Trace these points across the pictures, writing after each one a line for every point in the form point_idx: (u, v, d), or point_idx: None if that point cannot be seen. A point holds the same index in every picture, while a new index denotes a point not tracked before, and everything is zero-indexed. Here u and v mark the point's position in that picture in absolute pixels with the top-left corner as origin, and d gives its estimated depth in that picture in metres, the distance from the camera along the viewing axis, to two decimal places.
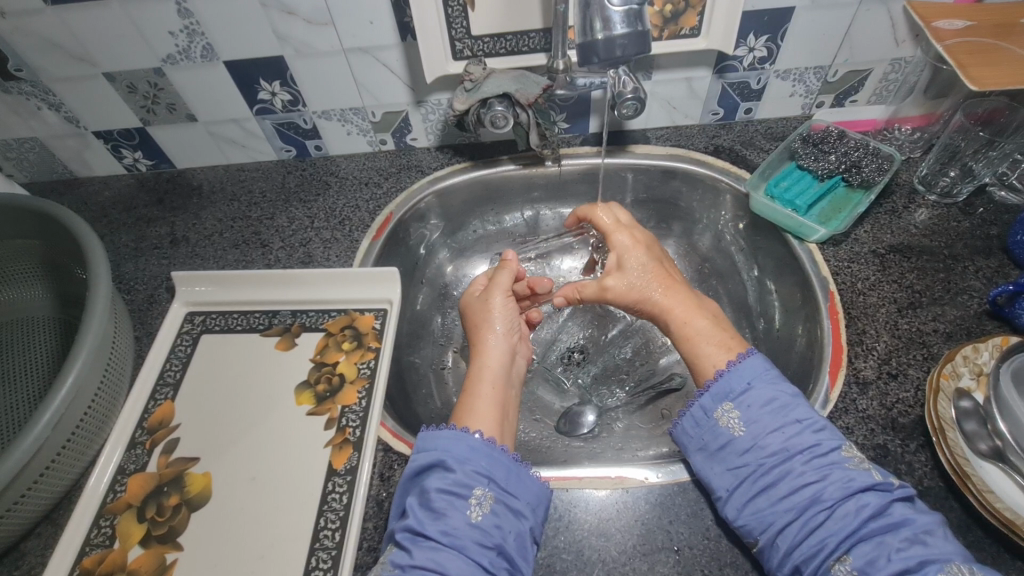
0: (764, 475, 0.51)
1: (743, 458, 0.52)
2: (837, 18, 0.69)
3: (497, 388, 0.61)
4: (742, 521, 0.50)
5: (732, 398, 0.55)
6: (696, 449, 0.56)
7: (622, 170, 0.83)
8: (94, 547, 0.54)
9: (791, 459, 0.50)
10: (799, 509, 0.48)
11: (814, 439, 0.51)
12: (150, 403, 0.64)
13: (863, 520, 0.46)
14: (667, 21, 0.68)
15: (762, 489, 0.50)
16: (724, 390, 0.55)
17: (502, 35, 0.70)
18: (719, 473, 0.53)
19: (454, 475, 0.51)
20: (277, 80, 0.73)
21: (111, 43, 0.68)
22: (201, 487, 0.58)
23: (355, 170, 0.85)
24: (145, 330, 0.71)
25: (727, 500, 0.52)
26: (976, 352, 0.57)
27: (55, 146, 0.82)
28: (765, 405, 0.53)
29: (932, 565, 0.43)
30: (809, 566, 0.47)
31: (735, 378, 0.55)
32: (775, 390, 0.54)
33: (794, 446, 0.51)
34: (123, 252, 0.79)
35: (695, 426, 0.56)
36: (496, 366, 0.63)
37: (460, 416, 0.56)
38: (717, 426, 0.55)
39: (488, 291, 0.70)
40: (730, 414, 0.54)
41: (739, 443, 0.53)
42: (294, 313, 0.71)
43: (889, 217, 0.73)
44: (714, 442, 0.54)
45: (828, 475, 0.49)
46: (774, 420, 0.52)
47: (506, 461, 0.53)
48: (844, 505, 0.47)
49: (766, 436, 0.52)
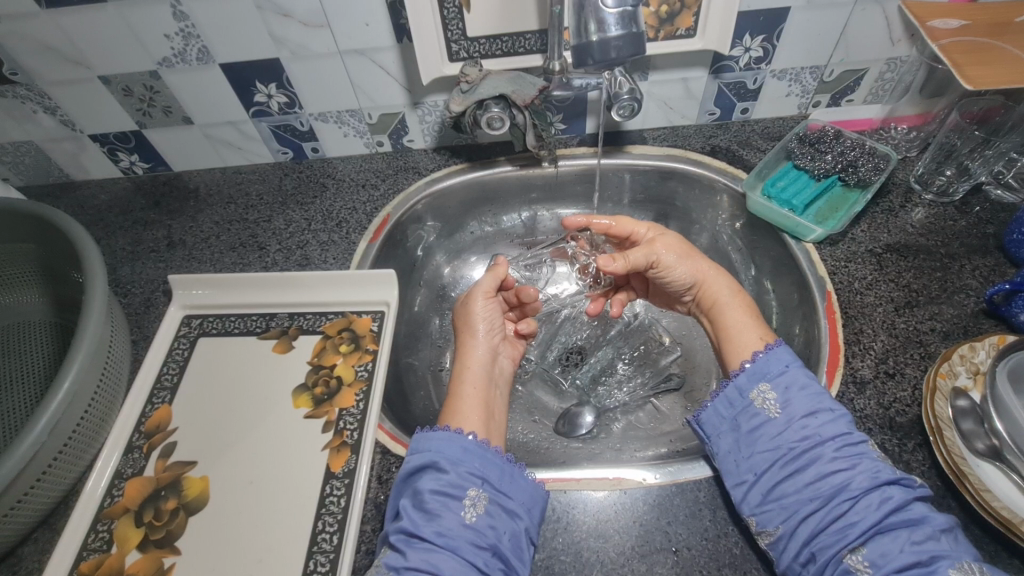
0: (794, 459, 0.51)
1: (775, 441, 0.52)
2: (833, 17, 0.69)
3: (478, 390, 0.60)
4: (766, 506, 0.50)
5: (770, 380, 0.55)
6: (725, 430, 0.55)
7: (619, 170, 0.83)
8: (92, 552, 0.54)
9: (822, 445, 0.50)
10: (825, 497, 0.49)
11: (846, 428, 0.51)
12: (147, 407, 0.64)
13: (885, 513, 0.46)
14: (663, 21, 0.68)
15: (790, 475, 0.51)
16: (761, 370, 0.56)
17: (498, 37, 0.69)
18: (747, 456, 0.53)
19: (447, 476, 0.51)
20: (274, 83, 0.73)
21: (106, 47, 0.68)
22: (200, 490, 0.58)
23: (352, 172, 0.85)
24: (143, 333, 0.71)
25: (753, 484, 0.52)
26: (973, 351, 0.57)
27: (50, 149, 0.82)
28: (802, 389, 0.54)
29: (943, 560, 0.44)
30: (824, 556, 0.47)
31: (773, 361, 0.56)
32: (810, 376, 0.55)
33: (826, 433, 0.51)
34: (120, 256, 0.79)
35: (727, 407, 0.56)
36: (478, 367, 0.63)
37: (456, 417, 0.56)
38: (751, 407, 0.55)
39: (470, 295, 0.69)
40: (766, 395, 0.54)
41: (773, 425, 0.53)
42: (292, 315, 0.71)
43: (885, 216, 0.73)
44: (747, 423, 0.54)
45: (857, 464, 0.49)
46: (809, 405, 0.53)
47: (499, 462, 0.53)
48: (869, 495, 0.47)
49: (801, 420, 0.52)
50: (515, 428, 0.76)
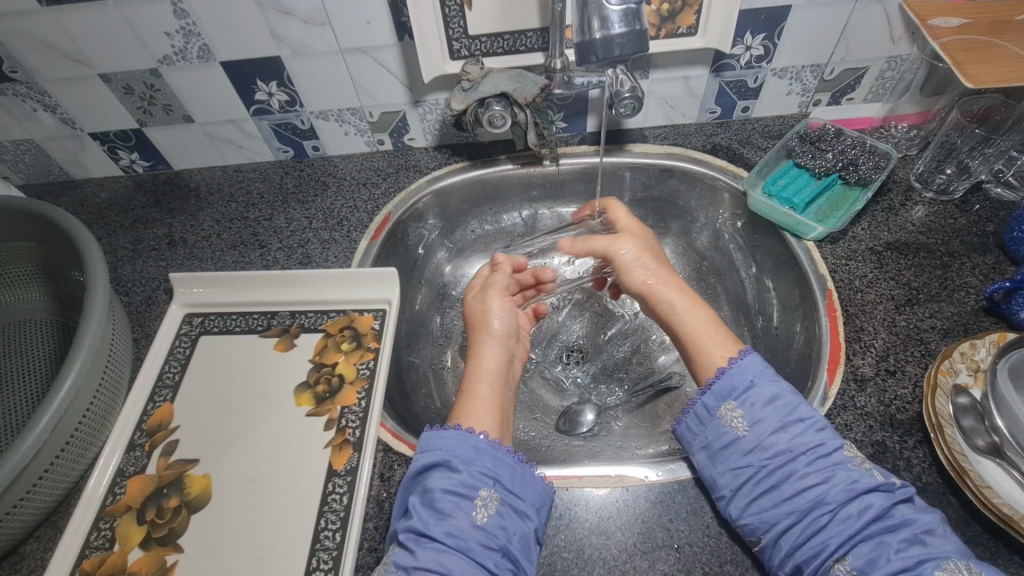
0: (768, 474, 0.51)
1: (748, 458, 0.52)
2: (834, 15, 0.69)
3: (493, 387, 0.60)
4: (746, 520, 0.50)
5: (735, 397, 0.54)
6: (700, 446, 0.55)
7: (620, 169, 0.83)
8: (94, 550, 0.54)
9: (794, 459, 0.50)
10: (802, 511, 0.48)
11: (817, 439, 0.51)
12: (148, 405, 0.64)
13: (865, 522, 0.46)
14: (665, 19, 0.68)
15: (766, 491, 0.50)
16: (725, 388, 0.55)
17: (499, 35, 0.69)
18: (721, 473, 0.53)
19: (459, 475, 0.51)
20: (274, 81, 0.73)
21: (108, 45, 0.68)
22: (201, 488, 0.58)
23: (353, 171, 0.85)
24: (143, 332, 0.71)
25: (731, 499, 0.52)
26: (973, 348, 0.57)
27: (51, 148, 0.82)
28: (769, 404, 0.53)
29: (930, 563, 0.43)
30: (810, 566, 0.47)
31: (738, 376, 0.55)
32: (778, 387, 0.54)
33: (798, 447, 0.51)
34: (121, 254, 0.79)
35: (699, 424, 0.56)
36: (494, 369, 0.62)
37: (463, 416, 0.56)
38: (720, 424, 0.54)
39: (486, 291, 0.70)
40: (733, 412, 0.54)
41: (743, 443, 0.53)
42: (294, 313, 0.71)
43: (886, 214, 0.73)
44: (718, 441, 0.54)
45: (832, 477, 0.49)
46: (779, 418, 0.52)
47: (511, 462, 0.53)
48: (847, 507, 0.47)
49: (770, 436, 0.52)
50: (516, 426, 0.76)
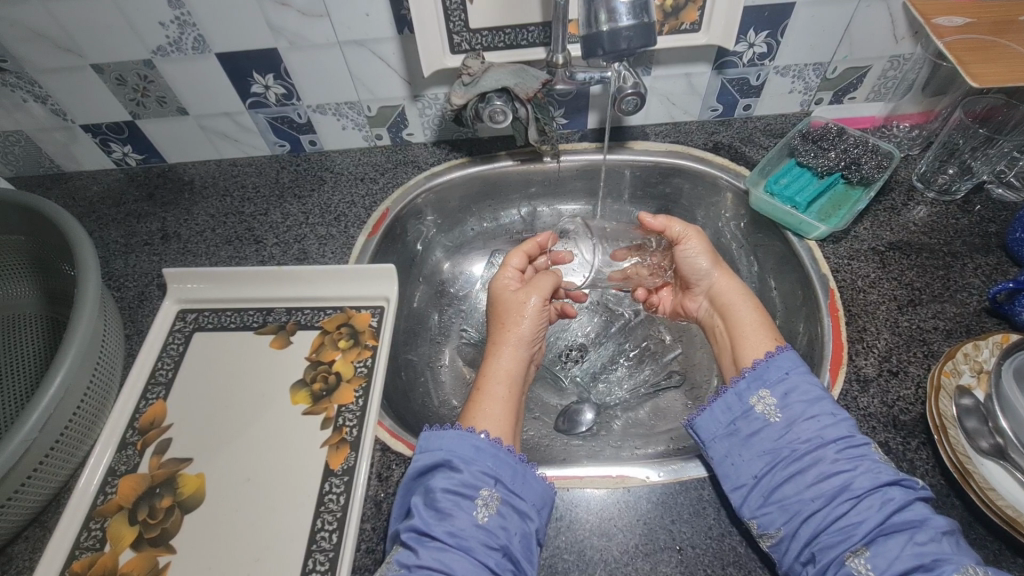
0: (794, 461, 0.51)
1: (776, 444, 0.53)
2: (838, 12, 0.68)
3: (513, 392, 0.61)
4: (766, 508, 0.50)
5: (769, 386, 0.56)
6: (723, 434, 0.55)
7: (621, 166, 0.82)
8: (84, 551, 0.53)
9: (824, 447, 0.51)
10: (826, 497, 0.49)
11: (847, 431, 0.52)
12: (141, 402, 0.63)
13: (887, 514, 0.47)
14: (669, 15, 0.67)
15: (791, 477, 0.51)
16: (761, 376, 0.57)
17: (500, 28, 0.68)
18: (746, 459, 0.53)
19: (461, 475, 0.50)
20: (271, 73, 0.72)
21: (99, 34, 0.67)
22: (195, 488, 0.57)
23: (351, 165, 0.84)
24: (135, 328, 0.70)
25: (753, 488, 0.51)
26: (977, 348, 0.57)
27: (41, 140, 0.80)
28: (802, 394, 0.54)
29: (946, 564, 0.43)
30: (826, 557, 0.47)
31: (774, 367, 0.57)
32: (812, 381, 0.55)
33: (828, 435, 0.51)
34: (113, 248, 0.77)
35: (726, 411, 0.56)
36: (518, 372, 0.64)
37: (473, 420, 0.56)
38: (751, 412, 0.55)
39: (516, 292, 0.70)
40: (766, 401, 0.55)
41: (774, 429, 0.53)
42: (290, 310, 0.70)
43: (888, 213, 0.73)
44: (746, 427, 0.54)
45: (859, 466, 0.49)
46: (810, 409, 0.53)
47: (513, 462, 0.52)
48: (871, 497, 0.48)
49: (803, 424, 0.53)
50: None
